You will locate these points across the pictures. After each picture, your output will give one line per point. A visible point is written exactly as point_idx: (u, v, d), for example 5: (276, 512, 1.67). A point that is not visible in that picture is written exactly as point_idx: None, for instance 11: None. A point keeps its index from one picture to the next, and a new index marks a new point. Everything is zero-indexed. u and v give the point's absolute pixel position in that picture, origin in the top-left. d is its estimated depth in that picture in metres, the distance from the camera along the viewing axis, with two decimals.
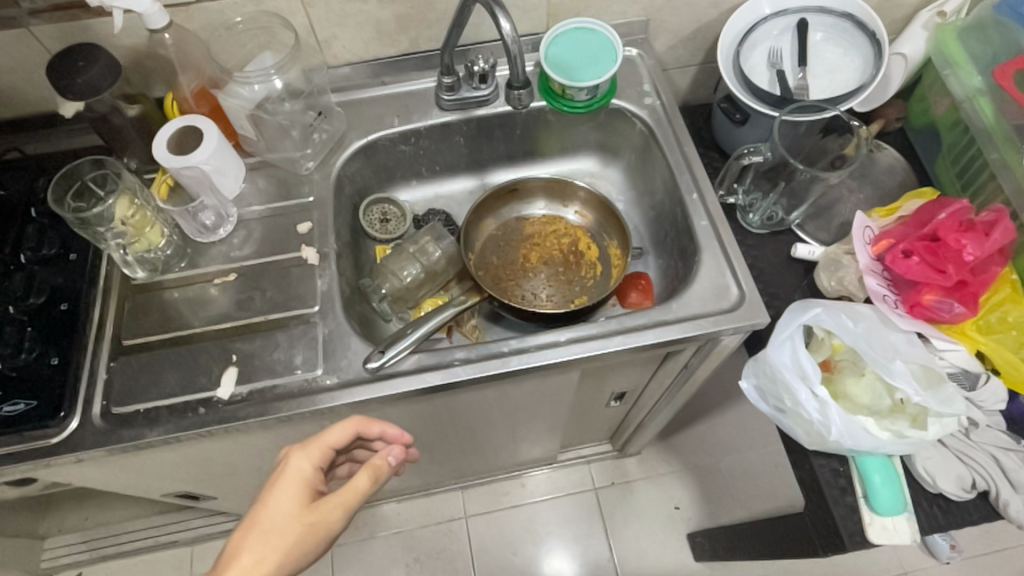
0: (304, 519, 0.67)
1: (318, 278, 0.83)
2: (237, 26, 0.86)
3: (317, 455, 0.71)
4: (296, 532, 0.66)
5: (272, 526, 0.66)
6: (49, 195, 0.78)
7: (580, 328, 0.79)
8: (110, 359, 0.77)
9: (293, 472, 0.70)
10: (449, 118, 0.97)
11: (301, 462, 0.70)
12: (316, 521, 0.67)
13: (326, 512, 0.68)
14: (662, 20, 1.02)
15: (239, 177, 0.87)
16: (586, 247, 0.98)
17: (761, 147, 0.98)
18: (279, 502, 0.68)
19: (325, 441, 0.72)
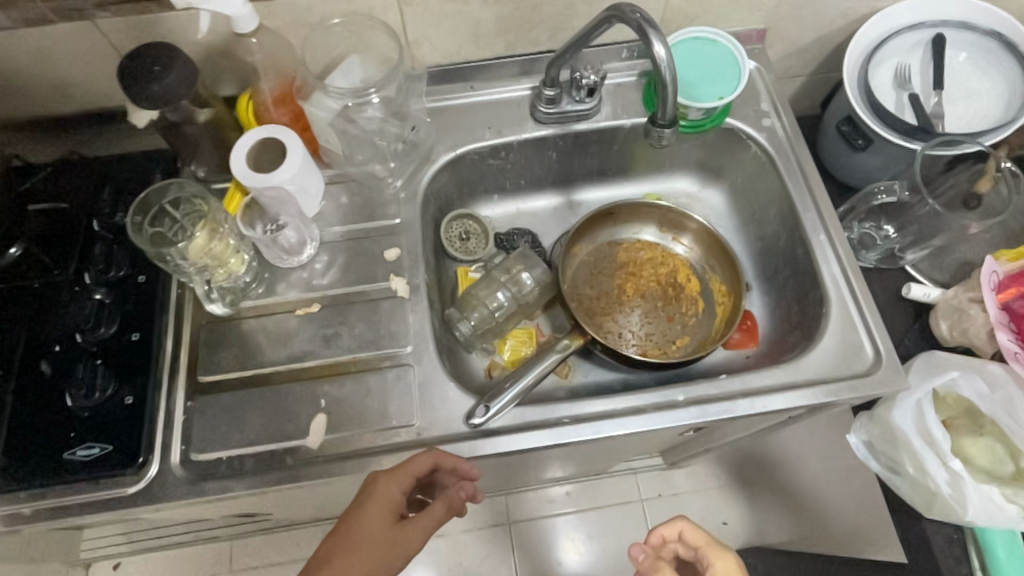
0: (385, 544, 0.61)
1: (409, 314, 0.76)
2: (326, 25, 0.76)
3: (404, 481, 0.64)
4: (379, 555, 0.60)
5: (355, 549, 0.60)
6: (126, 223, 0.70)
7: (700, 388, 0.72)
8: (189, 397, 0.71)
9: (382, 496, 0.63)
10: (546, 133, 0.88)
11: (388, 486, 0.63)
12: (397, 547, 0.62)
13: (408, 538, 0.62)
14: (782, 29, 0.92)
15: (319, 194, 0.81)
16: (686, 281, 0.91)
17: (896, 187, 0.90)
18: (363, 525, 0.61)
19: (414, 467, 0.64)
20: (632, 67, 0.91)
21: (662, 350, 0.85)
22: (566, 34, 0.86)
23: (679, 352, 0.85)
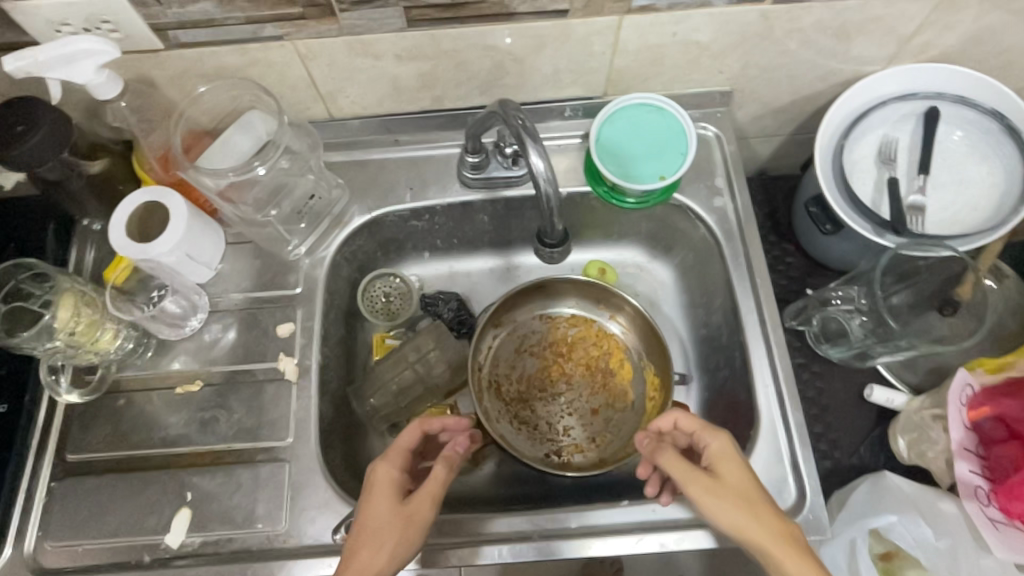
0: (402, 516, 0.58)
1: (295, 400, 0.71)
2: (215, 82, 0.69)
3: (398, 458, 0.62)
4: (398, 531, 0.57)
5: (371, 535, 0.57)
6: None
7: (595, 513, 0.66)
8: (54, 477, 0.68)
9: (379, 480, 0.60)
10: (472, 198, 0.80)
11: (386, 468, 0.61)
12: (414, 517, 0.58)
13: (424, 502, 0.59)
14: (750, 91, 0.81)
15: (213, 259, 0.74)
16: (619, 368, 0.82)
17: (854, 294, 0.82)
18: (372, 513, 0.58)
19: (404, 442, 0.63)
20: (576, 127, 0.82)
21: (579, 448, 0.78)
22: (499, 91, 0.77)
23: (598, 451, 0.78)
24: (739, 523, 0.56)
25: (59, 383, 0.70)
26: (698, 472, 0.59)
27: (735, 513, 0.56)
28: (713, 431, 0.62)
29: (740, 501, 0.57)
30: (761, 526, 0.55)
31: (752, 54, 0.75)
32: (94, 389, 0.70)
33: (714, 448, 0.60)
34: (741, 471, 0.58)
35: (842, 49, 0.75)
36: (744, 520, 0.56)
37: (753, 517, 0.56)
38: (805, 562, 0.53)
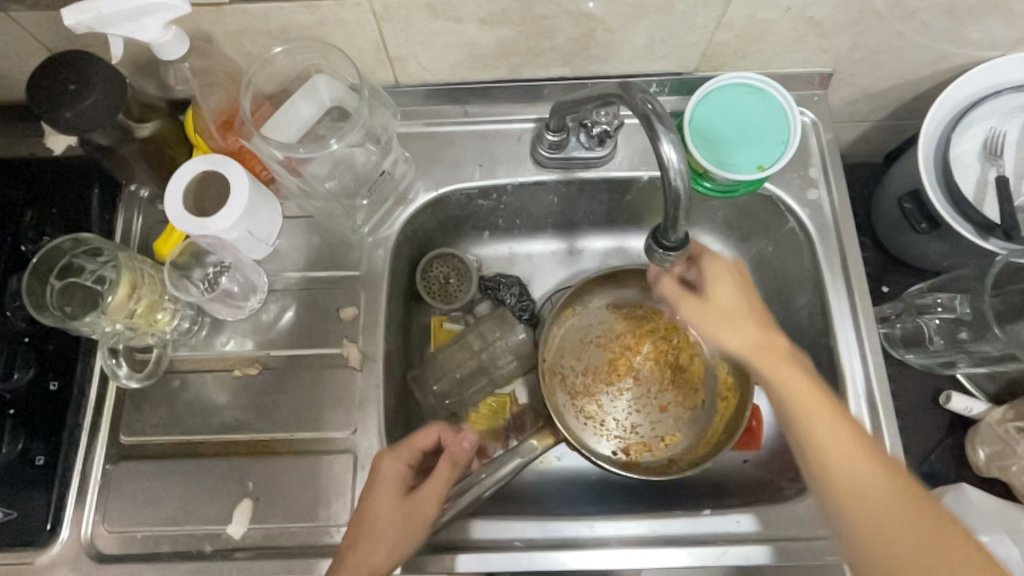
0: (407, 509, 0.58)
1: (359, 389, 0.67)
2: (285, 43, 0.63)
3: (406, 454, 0.61)
4: (398, 528, 0.57)
5: (371, 529, 0.57)
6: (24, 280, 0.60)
7: (676, 523, 0.62)
8: (110, 460, 0.65)
9: (385, 475, 0.60)
10: (546, 178, 0.75)
11: (393, 463, 0.60)
12: (415, 513, 0.58)
13: (428, 498, 0.59)
14: (852, 74, 0.75)
15: (272, 234, 0.70)
16: (690, 364, 0.78)
17: (956, 302, 0.77)
18: (376, 511, 0.58)
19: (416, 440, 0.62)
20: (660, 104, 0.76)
21: (646, 446, 0.75)
22: (583, 62, 0.71)
23: (666, 450, 0.75)
24: (744, 348, 0.55)
25: (120, 368, 0.65)
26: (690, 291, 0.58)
27: (713, 329, 0.57)
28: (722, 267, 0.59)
29: (718, 318, 0.57)
30: (766, 353, 0.55)
31: (866, 33, 0.68)
32: (154, 371, 0.66)
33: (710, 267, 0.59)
34: (732, 294, 0.57)
35: (966, 32, 0.68)
36: (723, 336, 0.56)
37: (733, 334, 0.56)
38: (811, 390, 0.53)
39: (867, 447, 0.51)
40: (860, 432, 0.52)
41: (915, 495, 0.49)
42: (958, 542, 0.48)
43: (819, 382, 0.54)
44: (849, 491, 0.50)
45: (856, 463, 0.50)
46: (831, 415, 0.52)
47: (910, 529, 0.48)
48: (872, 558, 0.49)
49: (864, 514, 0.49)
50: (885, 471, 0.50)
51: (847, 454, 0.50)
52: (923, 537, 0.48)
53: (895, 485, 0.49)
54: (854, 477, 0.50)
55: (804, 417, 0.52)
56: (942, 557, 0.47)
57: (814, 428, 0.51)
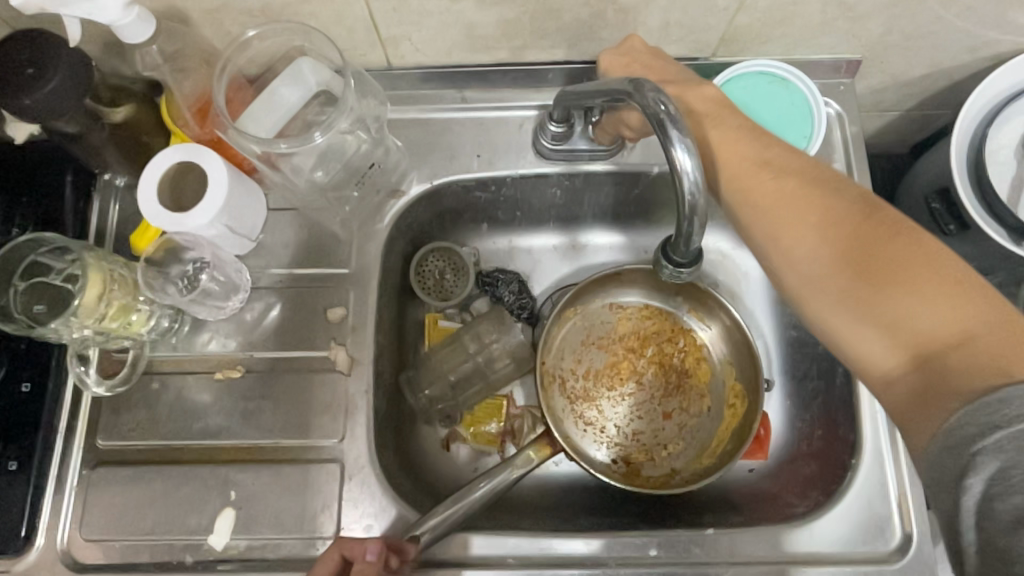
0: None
1: (346, 397, 0.64)
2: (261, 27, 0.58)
3: None
4: None
5: None
6: None
7: (677, 542, 0.60)
8: (87, 465, 0.62)
9: None
10: (548, 171, 0.70)
11: None
12: None
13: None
14: (885, 61, 0.69)
15: (255, 228, 0.66)
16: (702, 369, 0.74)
17: None
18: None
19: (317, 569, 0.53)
20: None
21: (647, 454, 0.72)
22: (591, 45, 0.65)
23: (668, 459, 0.72)
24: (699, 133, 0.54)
25: (87, 375, 0.62)
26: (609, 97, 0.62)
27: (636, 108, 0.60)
28: (653, 52, 0.59)
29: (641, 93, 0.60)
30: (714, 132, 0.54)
31: (903, 17, 0.62)
32: (131, 373, 0.63)
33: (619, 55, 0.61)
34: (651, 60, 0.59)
35: (1012, 17, 0.62)
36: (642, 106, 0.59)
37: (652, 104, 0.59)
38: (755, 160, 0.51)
39: (821, 197, 0.48)
40: (818, 183, 0.49)
41: (881, 232, 0.45)
42: (931, 272, 0.42)
43: (772, 148, 0.51)
44: (795, 248, 0.47)
45: (804, 217, 0.47)
46: (776, 174, 0.50)
47: (861, 269, 0.44)
48: (830, 308, 0.46)
49: (814, 268, 0.46)
50: (840, 222, 0.46)
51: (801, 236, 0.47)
52: (885, 281, 0.43)
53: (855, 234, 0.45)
54: (800, 230, 0.47)
55: (745, 185, 0.51)
56: (903, 292, 0.42)
57: (756, 195, 0.50)
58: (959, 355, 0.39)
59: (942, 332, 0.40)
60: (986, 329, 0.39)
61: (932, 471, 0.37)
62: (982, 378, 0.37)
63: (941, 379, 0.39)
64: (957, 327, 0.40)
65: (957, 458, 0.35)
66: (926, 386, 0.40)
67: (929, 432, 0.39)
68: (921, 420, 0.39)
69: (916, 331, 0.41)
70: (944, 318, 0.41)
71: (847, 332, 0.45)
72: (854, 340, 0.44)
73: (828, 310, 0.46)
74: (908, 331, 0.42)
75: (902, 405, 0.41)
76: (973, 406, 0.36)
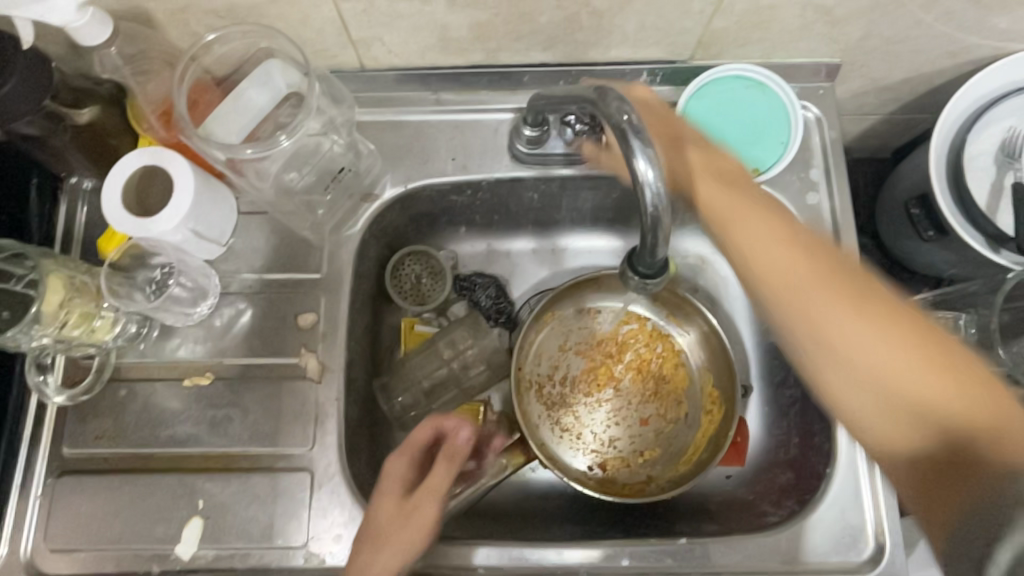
0: (406, 518, 0.55)
1: (316, 404, 0.63)
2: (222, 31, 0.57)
3: (408, 451, 0.58)
4: (399, 537, 0.54)
5: (376, 545, 0.54)
6: None
7: (649, 553, 0.59)
8: (51, 474, 0.61)
9: (388, 474, 0.57)
10: (523, 175, 0.69)
11: (397, 462, 0.58)
12: (414, 514, 0.55)
13: (426, 504, 0.55)
14: (864, 65, 0.68)
15: (225, 234, 0.64)
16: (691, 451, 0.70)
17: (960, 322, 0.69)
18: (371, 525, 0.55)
19: (415, 437, 0.59)
20: None
21: (624, 461, 0.71)
22: (566, 48, 0.64)
23: (645, 467, 0.71)
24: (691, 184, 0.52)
25: (47, 385, 0.61)
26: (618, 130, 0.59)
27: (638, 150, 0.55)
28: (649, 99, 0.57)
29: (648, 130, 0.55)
30: (710, 189, 0.51)
31: (880, 22, 0.61)
32: (97, 381, 0.62)
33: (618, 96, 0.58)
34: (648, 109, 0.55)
35: (991, 22, 0.61)
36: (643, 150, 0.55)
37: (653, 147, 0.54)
38: (757, 218, 0.48)
39: (829, 267, 0.46)
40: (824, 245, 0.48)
41: (887, 303, 0.44)
42: (932, 342, 0.43)
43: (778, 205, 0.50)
44: (810, 319, 0.45)
45: (815, 287, 0.45)
46: (780, 240, 0.47)
47: (882, 326, 0.43)
48: (836, 375, 0.45)
49: (835, 343, 0.44)
50: (854, 295, 0.45)
51: (819, 306, 0.45)
52: (908, 363, 0.43)
53: (875, 308, 0.44)
54: (813, 301, 0.45)
55: (754, 252, 0.48)
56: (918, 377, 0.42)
57: (765, 255, 0.47)
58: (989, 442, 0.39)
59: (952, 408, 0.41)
60: (994, 409, 0.40)
61: (953, 551, 0.38)
62: (1001, 458, 0.38)
63: (968, 464, 0.40)
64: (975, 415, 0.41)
65: (979, 540, 0.36)
66: (952, 469, 0.40)
67: (943, 509, 0.40)
68: (945, 507, 0.40)
69: (924, 403, 0.42)
70: (960, 403, 0.41)
71: (870, 405, 0.44)
72: (879, 418, 0.44)
73: (838, 377, 0.45)
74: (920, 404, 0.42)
75: (923, 486, 0.42)
76: (984, 495, 0.37)
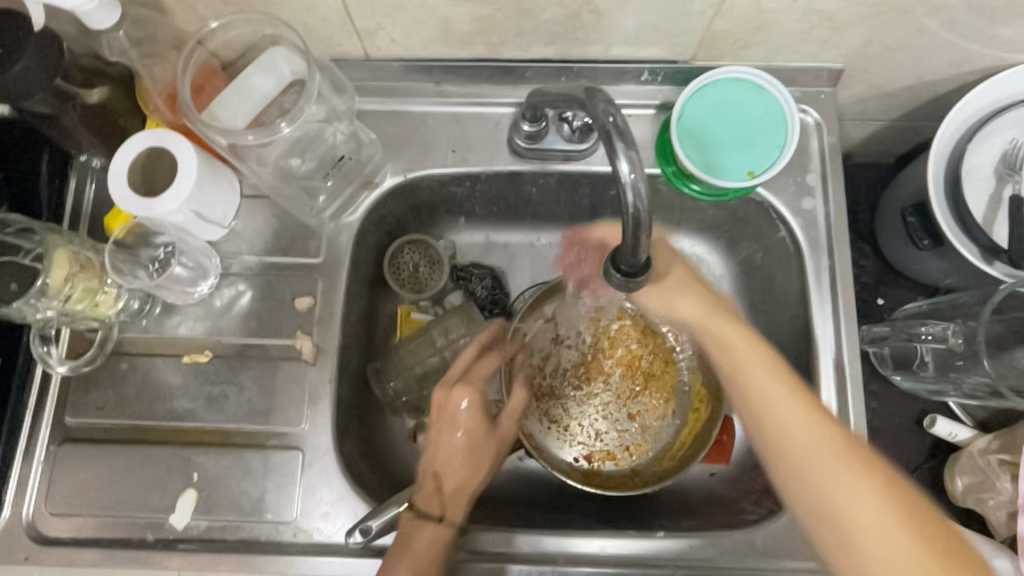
0: (468, 461, 0.61)
1: (309, 386, 0.65)
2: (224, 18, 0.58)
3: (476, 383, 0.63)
4: (452, 452, 0.61)
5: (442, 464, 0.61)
6: None
7: (629, 544, 0.61)
8: (54, 441, 0.63)
9: (452, 416, 0.61)
10: (522, 168, 0.70)
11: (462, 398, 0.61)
12: (448, 419, 0.61)
13: (509, 429, 0.64)
14: (865, 71, 0.68)
15: (227, 214, 0.66)
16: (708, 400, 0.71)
17: (947, 333, 0.69)
18: (446, 465, 0.61)
19: (483, 371, 0.64)
20: (652, 95, 0.70)
21: (609, 455, 0.73)
22: (568, 44, 0.65)
23: (630, 460, 0.73)
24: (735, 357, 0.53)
25: (50, 355, 0.63)
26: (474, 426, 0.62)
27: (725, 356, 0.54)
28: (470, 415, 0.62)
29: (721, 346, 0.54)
30: (725, 331, 0.54)
31: (881, 29, 0.61)
32: (99, 354, 0.64)
33: (461, 395, 0.61)
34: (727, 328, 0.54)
35: (996, 32, 0.61)
36: (723, 357, 0.54)
37: (739, 360, 0.53)
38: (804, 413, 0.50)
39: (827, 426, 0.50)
40: (843, 442, 0.49)
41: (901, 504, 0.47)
42: (895, 498, 0.47)
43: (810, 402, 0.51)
44: (833, 491, 0.48)
45: (818, 440, 0.49)
46: (787, 389, 0.51)
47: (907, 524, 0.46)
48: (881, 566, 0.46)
49: (829, 492, 0.48)
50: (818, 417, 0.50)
51: (843, 483, 0.48)
52: (839, 473, 0.48)
53: (850, 462, 0.48)
54: (835, 472, 0.48)
55: (769, 410, 0.51)
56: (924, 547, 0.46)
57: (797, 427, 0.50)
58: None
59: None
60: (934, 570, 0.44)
61: None
62: None
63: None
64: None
65: None
66: None
67: None
68: None
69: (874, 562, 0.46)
70: (889, 540, 0.46)
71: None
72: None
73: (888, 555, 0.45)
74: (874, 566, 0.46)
75: None
76: None
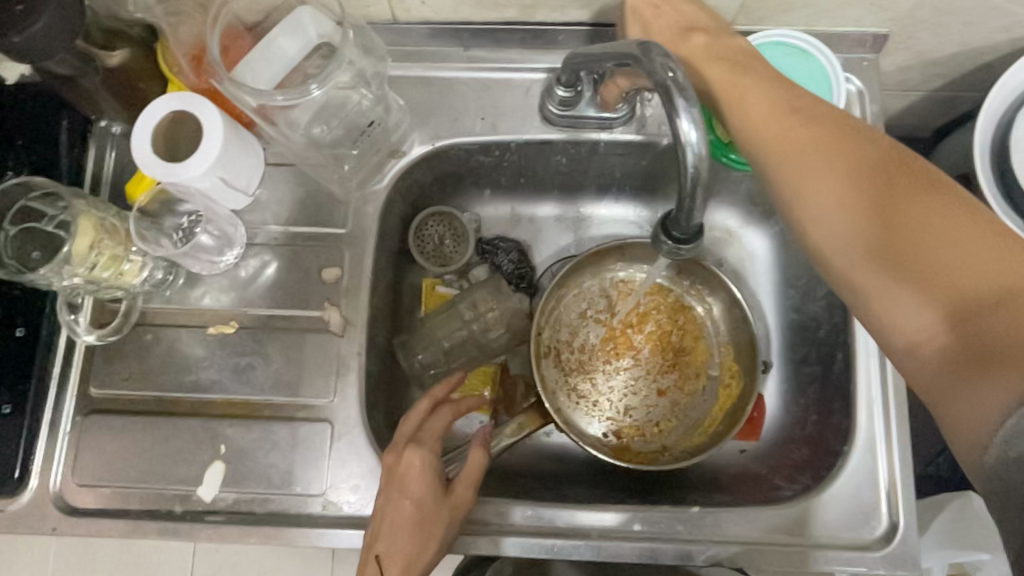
0: (417, 535, 0.54)
1: (337, 358, 0.63)
2: None
3: (430, 444, 0.58)
4: (404, 518, 0.54)
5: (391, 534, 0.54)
6: None
7: (662, 518, 0.61)
8: (80, 412, 0.62)
9: (406, 476, 0.56)
10: (554, 136, 0.68)
11: (414, 456, 0.57)
12: (401, 478, 0.56)
13: (466, 497, 0.57)
14: (911, 37, 0.66)
15: (251, 183, 0.64)
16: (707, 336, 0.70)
17: None
18: (390, 541, 0.54)
19: (437, 429, 0.59)
20: None
21: (638, 430, 0.72)
22: (605, 6, 0.62)
23: (660, 436, 0.72)
24: (741, 113, 0.52)
25: (78, 324, 0.63)
26: (431, 487, 0.56)
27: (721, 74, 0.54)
28: (425, 479, 0.56)
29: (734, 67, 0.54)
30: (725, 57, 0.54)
31: None
32: (124, 324, 0.64)
33: (414, 450, 0.57)
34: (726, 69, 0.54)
35: None
36: (725, 78, 0.53)
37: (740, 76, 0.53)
38: (811, 148, 0.47)
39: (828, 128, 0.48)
40: (834, 139, 0.47)
41: (911, 185, 0.44)
42: (891, 189, 0.44)
43: (805, 100, 0.50)
44: (800, 182, 0.47)
45: (804, 141, 0.47)
46: (780, 103, 0.50)
47: (886, 220, 0.43)
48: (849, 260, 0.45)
49: (807, 191, 0.47)
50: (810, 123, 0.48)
51: (813, 174, 0.46)
52: (824, 166, 0.46)
53: (836, 159, 0.46)
54: (810, 162, 0.47)
55: (754, 117, 0.51)
56: (953, 254, 0.40)
57: (794, 164, 0.47)
58: (971, 309, 0.39)
59: (899, 246, 0.43)
60: (933, 222, 0.42)
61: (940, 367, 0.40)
62: (985, 298, 0.39)
63: (975, 349, 0.38)
64: (1022, 338, 0.37)
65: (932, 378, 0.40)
66: (954, 354, 0.39)
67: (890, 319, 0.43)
68: (946, 385, 0.39)
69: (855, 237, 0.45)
70: (868, 224, 0.44)
71: (885, 295, 0.43)
72: (861, 268, 0.44)
73: (853, 259, 0.45)
74: (896, 253, 0.42)
75: (928, 352, 0.40)
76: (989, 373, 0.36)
